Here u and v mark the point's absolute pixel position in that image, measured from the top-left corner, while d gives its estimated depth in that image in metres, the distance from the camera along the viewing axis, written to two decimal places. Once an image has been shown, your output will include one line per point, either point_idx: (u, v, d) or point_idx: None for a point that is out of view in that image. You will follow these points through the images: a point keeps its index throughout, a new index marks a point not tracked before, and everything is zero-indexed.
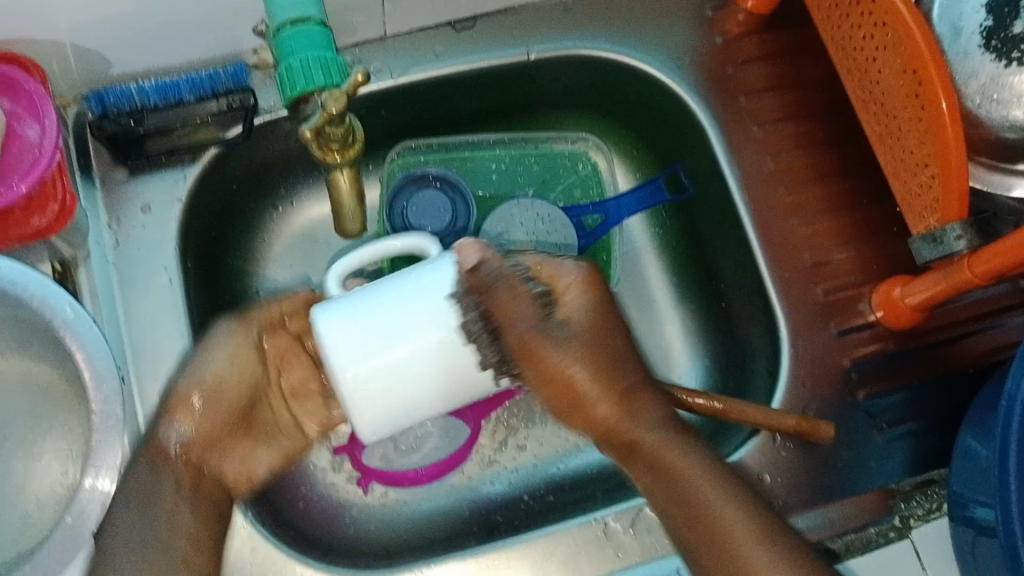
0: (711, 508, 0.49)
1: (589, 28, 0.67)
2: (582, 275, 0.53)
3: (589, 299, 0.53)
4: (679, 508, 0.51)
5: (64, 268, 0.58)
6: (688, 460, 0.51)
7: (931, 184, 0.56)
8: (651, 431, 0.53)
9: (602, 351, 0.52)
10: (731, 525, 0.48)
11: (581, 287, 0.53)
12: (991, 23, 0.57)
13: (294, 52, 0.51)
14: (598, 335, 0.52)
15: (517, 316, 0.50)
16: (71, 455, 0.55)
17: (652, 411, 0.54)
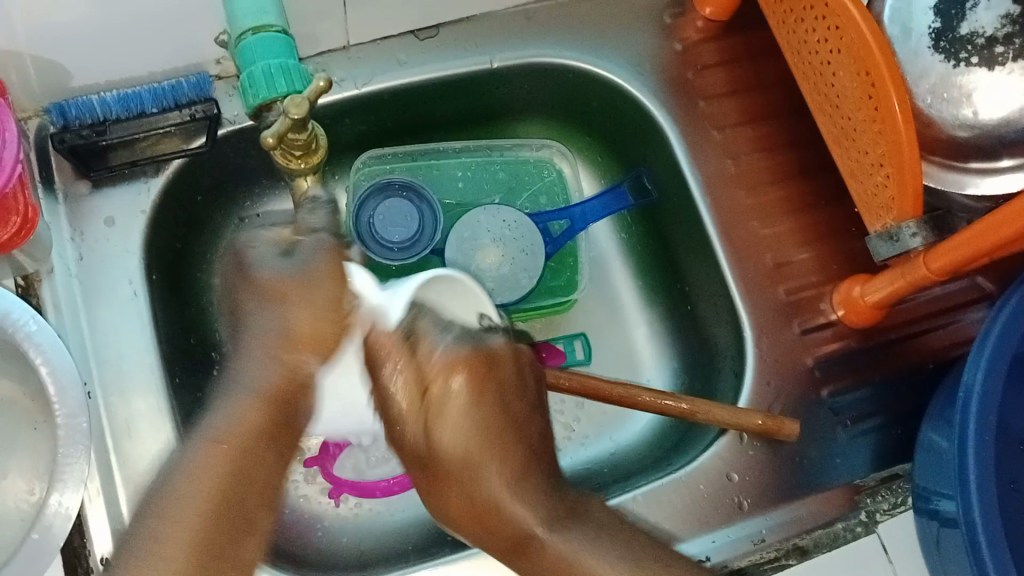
0: (575, 562, 0.47)
1: (552, 35, 0.68)
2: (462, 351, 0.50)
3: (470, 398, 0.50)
4: (489, 529, 0.51)
5: (27, 282, 0.58)
6: (528, 512, 0.49)
7: (885, 183, 0.58)
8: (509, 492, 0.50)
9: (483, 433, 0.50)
10: (537, 538, 0.49)
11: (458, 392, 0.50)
12: (940, 24, 0.59)
13: (254, 61, 0.51)
14: (485, 419, 0.50)
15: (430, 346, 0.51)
16: (36, 469, 0.55)
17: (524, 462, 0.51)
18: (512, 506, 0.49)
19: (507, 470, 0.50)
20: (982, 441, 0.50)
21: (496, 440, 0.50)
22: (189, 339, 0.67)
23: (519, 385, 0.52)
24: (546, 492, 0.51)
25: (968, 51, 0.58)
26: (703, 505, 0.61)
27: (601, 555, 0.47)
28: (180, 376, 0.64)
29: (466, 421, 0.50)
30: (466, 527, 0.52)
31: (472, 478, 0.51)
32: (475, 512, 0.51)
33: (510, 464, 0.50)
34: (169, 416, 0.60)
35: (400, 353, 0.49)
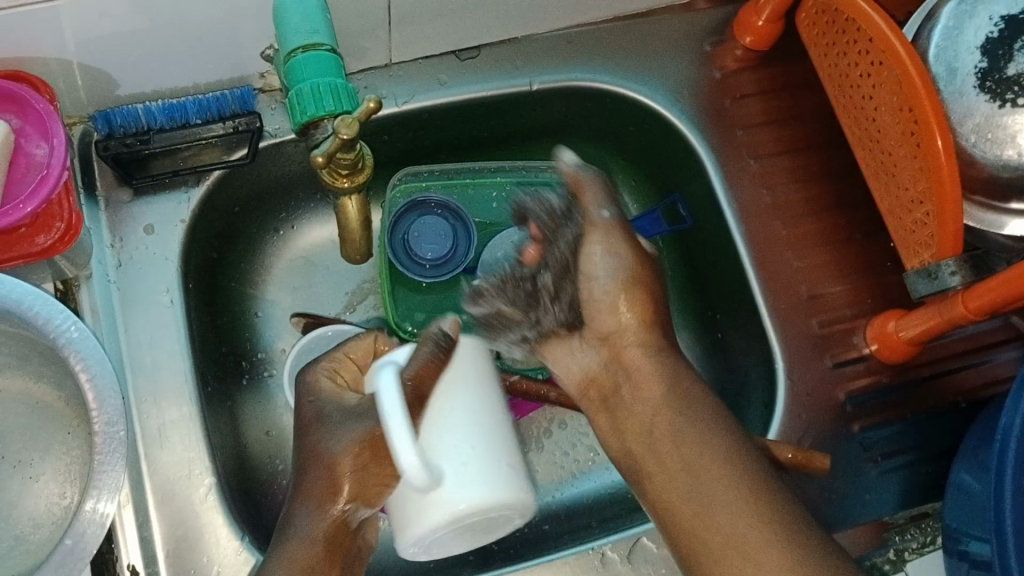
0: (696, 500, 0.46)
1: (592, 59, 0.69)
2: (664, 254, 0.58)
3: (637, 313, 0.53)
4: (669, 470, 0.48)
5: (66, 287, 0.58)
6: (715, 448, 0.47)
7: (925, 221, 0.57)
8: (683, 420, 0.49)
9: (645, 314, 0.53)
10: (717, 464, 0.46)
11: (619, 249, 0.54)
12: (986, 64, 0.58)
13: (304, 78, 0.52)
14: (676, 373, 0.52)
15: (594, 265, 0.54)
16: (69, 473, 0.55)
17: (694, 390, 0.51)
18: (655, 429, 0.50)
19: (691, 408, 0.50)
20: (1018, 485, 0.49)
21: (632, 371, 0.53)
22: (221, 347, 0.67)
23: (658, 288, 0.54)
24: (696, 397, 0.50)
25: (1014, 92, 0.57)
26: None
27: (741, 508, 0.45)
28: (212, 385, 0.64)
29: (651, 362, 0.52)
30: (645, 482, 0.50)
31: (651, 419, 0.51)
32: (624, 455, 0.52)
33: (684, 395, 0.50)
34: (200, 425, 0.60)
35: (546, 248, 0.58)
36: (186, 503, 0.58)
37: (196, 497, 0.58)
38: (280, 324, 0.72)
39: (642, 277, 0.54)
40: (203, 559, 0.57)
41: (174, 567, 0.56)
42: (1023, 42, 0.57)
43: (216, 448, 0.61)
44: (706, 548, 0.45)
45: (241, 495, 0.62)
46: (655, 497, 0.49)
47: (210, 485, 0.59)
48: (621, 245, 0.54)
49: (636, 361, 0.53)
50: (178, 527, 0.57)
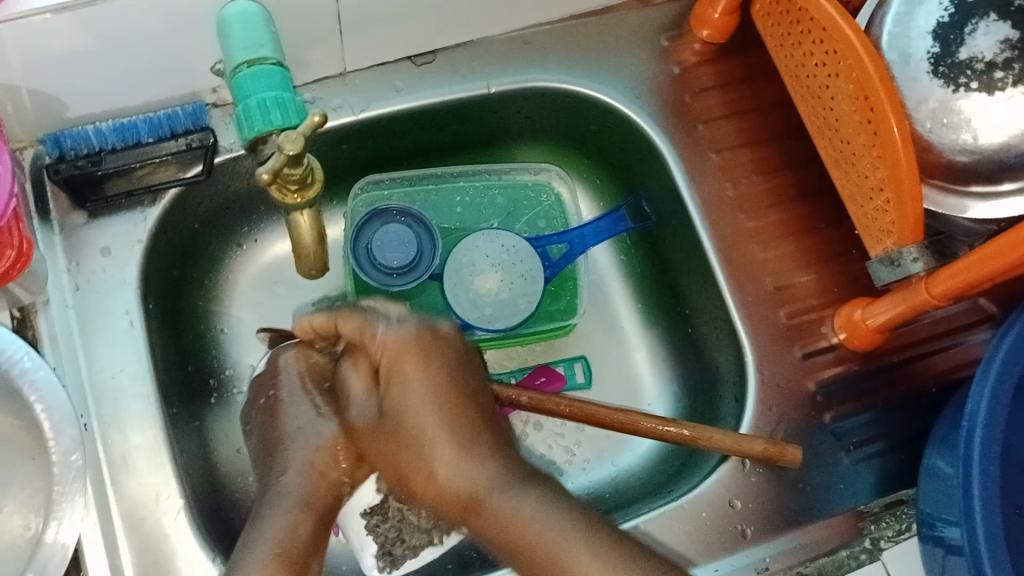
0: (433, 467, 0.51)
1: (549, 60, 0.68)
2: (399, 346, 0.52)
3: (421, 371, 0.51)
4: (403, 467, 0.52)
5: (23, 314, 0.57)
6: (436, 440, 0.51)
7: (886, 208, 0.57)
8: (473, 470, 0.50)
9: (428, 409, 0.51)
10: (436, 466, 0.51)
11: (410, 363, 0.51)
12: (939, 49, 0.58)
13: (251, 94, 0.52)
14: (440, 390, 0.52)
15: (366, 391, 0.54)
16: (32, 505, 0.54)
17: (487, 448, 0.51)
18: (400, 430, 0.51)
19: (465, 433, 0.51)
20: (987, 470, 0.49)
21: (395, 396, 0.51)
22: (186, 366, 0.66)
23: (463, 366, 0.54)
24: (458, 420, 0.52)
25: (967, 76, 0.57)
26: (708, 534, 0.60)
27: (457, 467, 0.50)
28: (178, 406, 0.64)
29: (423, 404, 0.51)
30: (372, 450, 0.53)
31: (439, 465, 0.51)
32: (379, 430, 0.52)
33: (472, 445, 0.51)
34: (167, 448, 0.59)
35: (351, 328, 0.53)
36: (154, 528, 0.57)
37: (165, 521, 0.57)
38: (248, 340, 0.71)
39: (431, 357, 0.52)
40: None
41: None
42: (972, 26, 0.57)
43: (184, 469, 0.60)
44: (495, 530, 0.49)
45: (211, 515, 0.61)
46: (388, 463, 0.53)
47: (179, 508, 0.58)
48: (412, 361, 0.51)
49: (413, 413, 0.51)
50: (148, 552, 0.57)
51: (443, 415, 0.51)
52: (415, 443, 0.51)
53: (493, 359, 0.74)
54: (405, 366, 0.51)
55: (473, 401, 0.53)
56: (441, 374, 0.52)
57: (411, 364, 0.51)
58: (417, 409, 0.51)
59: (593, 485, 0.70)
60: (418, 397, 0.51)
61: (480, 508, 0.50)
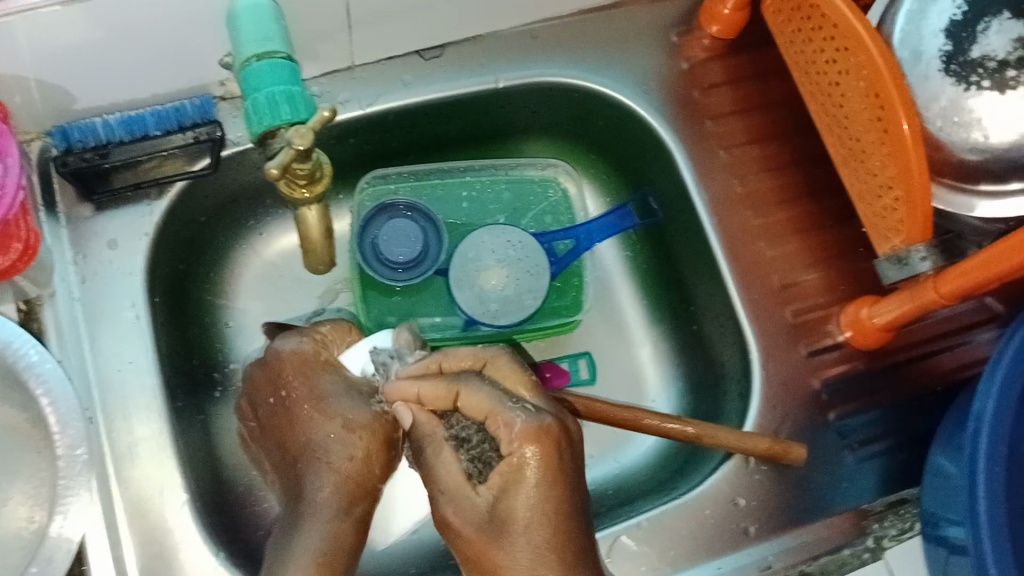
0: (502, 570, 0.48)
1: (558, 54, 0.68)
2: (526, 437, 0.48)
3: (541, 474, 0.48)
4: (489, 570, 0.48)
5: (29, 307, 0.57)
6: (518, 560, 0.47)
7: (894, 206, 0.57)
8: (526, 572, 0.47)
9: (542, 528, 0.47)
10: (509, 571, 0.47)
11: (535, 471, 0.48)
12: (950, 47, 0.57)
13: (260, 87, 0.52)
14: (543, 505, 0.48)
15: (468, 395, 0.51)
16: (39, 497, 0.54)
17: (556, 538, 0.47)
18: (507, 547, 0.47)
19: (532, 525, 0.47)
20: (992, 470, 0.49)
21: (510, 524, 0.48)
22: (192, 359, 0.67)
23: (560, 479, 0.48)
24: (534, 517, 0.47)
25: (979, 75, 0.56)
26: (710, 532, 0.60)
27: (513, 561, 0.47)
28: (183, 399, 0.64)
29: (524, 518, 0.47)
30: (471, 551, 0.49)
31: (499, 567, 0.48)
32: (483, 532, 0.49)
33: (557, 551, 0.47)
34: (171, 441, 0.59)
35: (474, 399, 0.51)
36: (159, 521, 0.57)
37: (170, 515, 0.58)
38: (253, 334, 0.71)
39: (555, 465, 0.48)
40: None
41: None
42: (984, 24, 0.57)
43: (189, 462, 0.60)
44: None
45: (218, 508, 0.62)
46: (475, 565, 0.49)
47: (184, 502, 0.58)
48: (530, 453, 0.48)
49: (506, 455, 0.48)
50: (154, 545, 0.57)
51: (564, 545, 0.48)
52: (501, 564, 0.48)
53: None
54: (534, 481, 0.48)
55: (573, 486, 0.49)
56: (540, 450, 0.48)
57: (538, 476, 0.48)
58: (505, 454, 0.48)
59: (596, 483, 0.70)
60: (518, 502, 0.48)
61: None
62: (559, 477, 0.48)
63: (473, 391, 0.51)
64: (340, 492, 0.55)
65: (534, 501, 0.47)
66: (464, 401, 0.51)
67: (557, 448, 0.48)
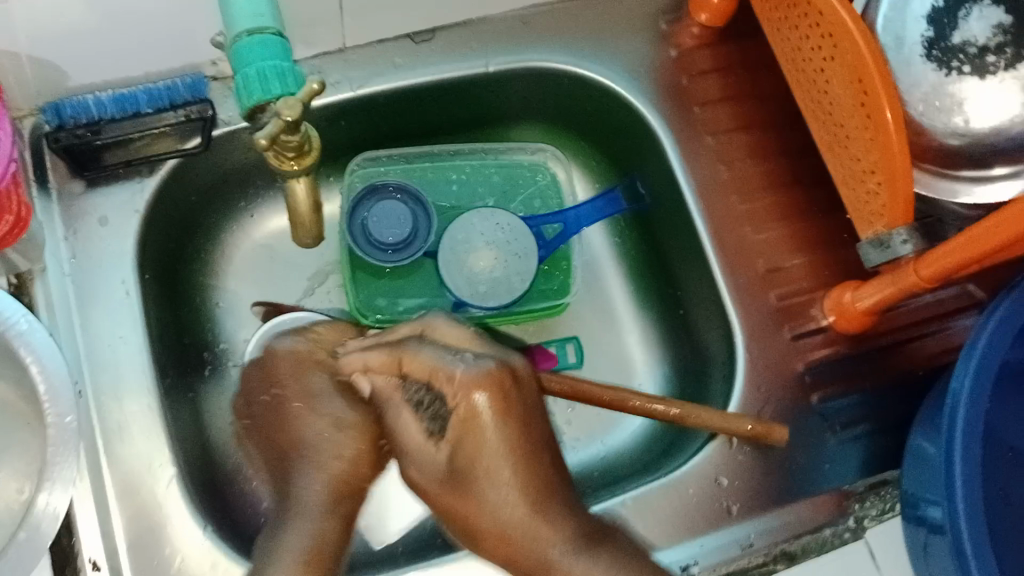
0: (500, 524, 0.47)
1: (548, 40, 0.69)
2: (477, 383, 0.48)
3: (497, 417, 0.47)
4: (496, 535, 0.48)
5: (21, 281, 0.58)
6: (506, 502, 0.47)
7: (877, 190, 0.58)
8: (508, 510, 0.47)
9: (513, 466, 0.47)
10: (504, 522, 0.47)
11: (490, 418, 0.47)
12: (933, 32, 0.58)
13: (251, 62, 0.52)
14: (507, 440, 0.47)
15: (416, 358, 0.51)
16: (27, 468, 0.55)
17: (535, 475, 0.47)
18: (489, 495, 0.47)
19: (504, 462, 0.47)
20: (969, 449, 0.50)
21: (479, 464, 0.47)
22: (182, 338, 0.67)
23: (518, 411, 0.48)
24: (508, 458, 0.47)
25: (960, 60, 0.58)
26: (693, 511, 0.61)
27: (506, 518, 0.47)
28: (173, 376, 0.64)
29: (496, 478, 0.47)
30: (453, 513, 0.49)
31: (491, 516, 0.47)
32: (452, 487, 0.49)
33: (541, 501, 0.47)
34: (160, 416, 0.60)
35: (428, 363, 0.50)
36: (148, 495, 0.58)
37: (158, 489, 0.58)
38: (243, 313, 0.72)
39: (503, 401, 0.47)
40: (165, 551, 0.57)
41: (136, 561, 0.57)
42: (965, 10, 0.58)
43: (178, 437, 0.61)
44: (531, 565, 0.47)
45: (207, 483, 0.62)
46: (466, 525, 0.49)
47: (173, 477, 0.59)
48: (486, 394, 0.47)
49: (457, 392, 0.48)
50: (142, 518, 0.57)
51: (529, 476, 0.47)
52: (483, 509, 0.48)
53: None
54: (485, 419, 0.47)
55: (536, 428, 0.49)
56: (496, 394, 0.47)
57: (491, 415, 0.47)
58: (458, 395, 0.48)
59: (582, 465, 0.71)
60: (486, 455, 0.47)
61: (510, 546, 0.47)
62: (520, 426, 0.48)
63: (425, 352, 0.51)
64: (330, 489, 0.53)
65: (501, 439, 0.47)
66: (418, 364, 0.51)
67: (508, 385, 0.48)
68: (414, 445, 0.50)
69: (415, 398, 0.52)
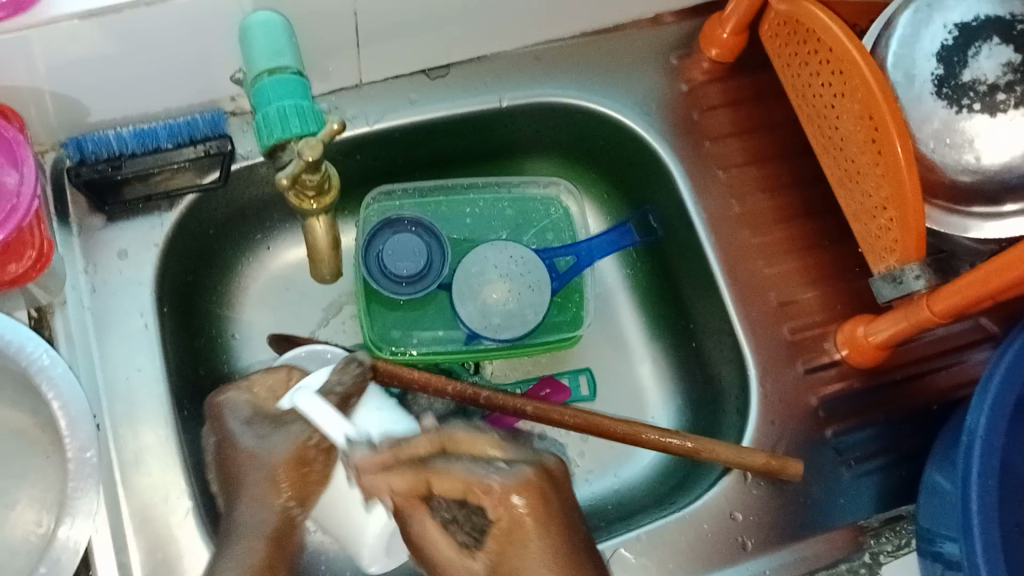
0: None
1: (560, 75, 0.70)
2: (520, 487, 0.48)
3: (536, 520, 0.48)
4: None
5: (40, 314, 0.58)
6: None
7: (889, 226, 0.58)
8: None
9: (558, 570, 0.47)
10: None
11: (532, 524, 0.48)
12: (942, 71, 0.59)
13: (271, 102, 0.53)
14: (556, 558, 0.48)
15: (456, 472, 0.48)
16: (45, 500, 0.55)
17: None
18: None
19: (550, 571, 0.47)
20: (985, 485, 0.50)
21: (523, 570, 0.47)
22: (197, 369, 0.67)
23: (567, 523, 0.50)
24: (556, 560, 0.48)
25: (970, 98, 0.58)
26: (708, 545, 0.61)
27: None
28: (189, 408, 0.64)
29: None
30: None
31: None
32: None
33: None
34: (176, 448, 0.60)
35: (455, 471, 0.48)
36: (164, 527, 0.58)
37: (174, 521, 0.58)
38: (258, 345, 0.73)
39: (545, 509, 0.48)
40: None
41: None
42: (975, 49, 0.58)
43: (193, 469, 0.61)
44: None
45: None
46: None
47: (188, 509, 0.59)
48: (531, 499, 0.48)
49: (500, 505, 0.48)
50: (157, 550, 0.58)
51: (575, 570, 0.48)
52: None
53: (499, 367, 0.75)
54: (532, 522, 0.48)
55: (576, 527, 0.50)
56: (536, 493, 0.48)
57: (537, 517, 0.48)
58: (501, 504, 0.48)
59: (596, 497, 0.71)
60: (532, 556, 0.47)
61: None
62: (564, 528, 0.49)
63: (462, 466, 0.49)
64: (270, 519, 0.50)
65: (541, 550, 0.48)
66: (456, 474, 0.48)
67: (547, 491, 0.49)
68: (443, 550, 0.49)
69: (445, 510, 0.50)
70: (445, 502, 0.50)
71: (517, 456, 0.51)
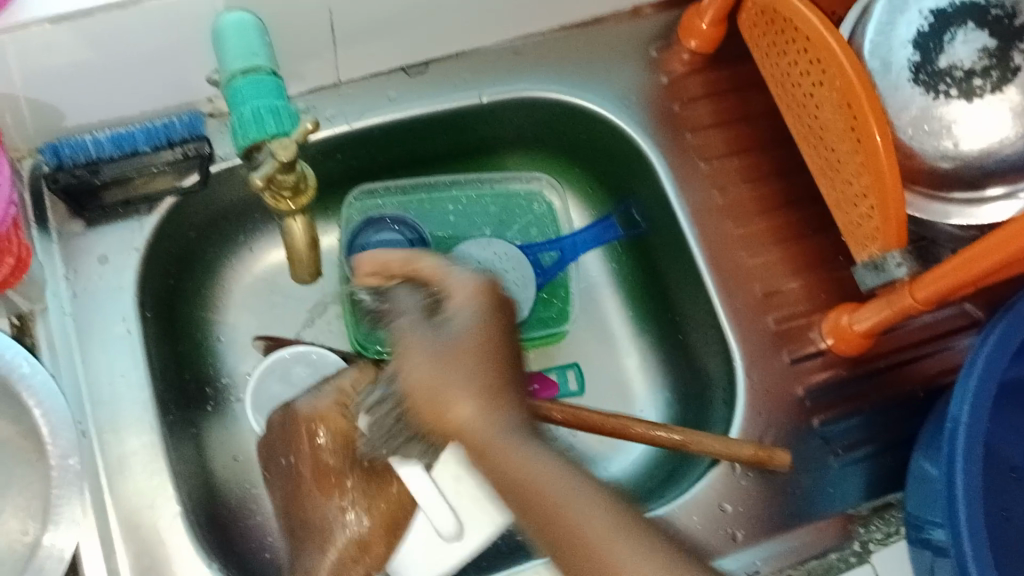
0: (477, 404, 0.44)
1: (539, 69, 0.69)
2: (471, 288, 0.48)
3: (482, 300, 0.47)
4: (435, 387, 0.45)
5: (22, 322, 0.57)
6: (467, 382, 0.45)
7: (870, 213, 0.58)
8: (492, 414, 0.44)
9: (488, 364, 0.45)
10: (453, 389, 0.45)
11: (477, 307, 0.47)
12: (918, 58, 0.59)
13: (245, 102, 0.51)
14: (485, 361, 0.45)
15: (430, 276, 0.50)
16: (29, 508, 0.55)
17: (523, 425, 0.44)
18: (458, 362, 0.45)
19: (500, 386, 0.45)
20: (970, 471, 0.50)
21: (459, 358, 0.45)
22: (183, 373, 0.67)
23: (509, 341, 0.47)
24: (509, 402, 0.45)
25: (947, 84, 0.57)
26: (698, 537, 0.61)
27: (451, 374, 0.45)
28: (174, 412, 0.64)
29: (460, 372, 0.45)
30: (413, 385, 0.47)
31: (452, 393, 0.45)
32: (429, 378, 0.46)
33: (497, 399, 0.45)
34: (163, 452, 0.60)
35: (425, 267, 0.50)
36: (150, 532, 0.58)
37: (161, 526, 0.58)
38: (243, 348, 0.72)
39: (489, 300, 0.47)
40: None
41: None
42: (950, 34, 0.58)
43: (180, 474, 0.61)
44: (514, 493, 0.41)
45: (211, 519, 0.62)
46: (423, 406, 0.46)
47: (176, 513, 0.59)
48: (481, 300, 0.47)
49: (452, 307, 0.48)
50: (145, 555, 0.57)
51: (494, 383, 0.45)
52: (450, 380, 0.45)
53: None
54: (476, 298, 0.47)
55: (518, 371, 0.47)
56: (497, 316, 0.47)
57: (484, 310, 0.47)
58: (450, 344, 0.46)
59: None
60: (466, 333, 0.46)
61: (487, 455, 0.43)
62: (509, 349, 0.47)
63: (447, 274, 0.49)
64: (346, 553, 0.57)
65: (495, 350, 0.46)
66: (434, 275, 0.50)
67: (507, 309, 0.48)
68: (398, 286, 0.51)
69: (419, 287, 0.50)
70: (405, 280, 0.51)
71: (458, 275, 0.49)
